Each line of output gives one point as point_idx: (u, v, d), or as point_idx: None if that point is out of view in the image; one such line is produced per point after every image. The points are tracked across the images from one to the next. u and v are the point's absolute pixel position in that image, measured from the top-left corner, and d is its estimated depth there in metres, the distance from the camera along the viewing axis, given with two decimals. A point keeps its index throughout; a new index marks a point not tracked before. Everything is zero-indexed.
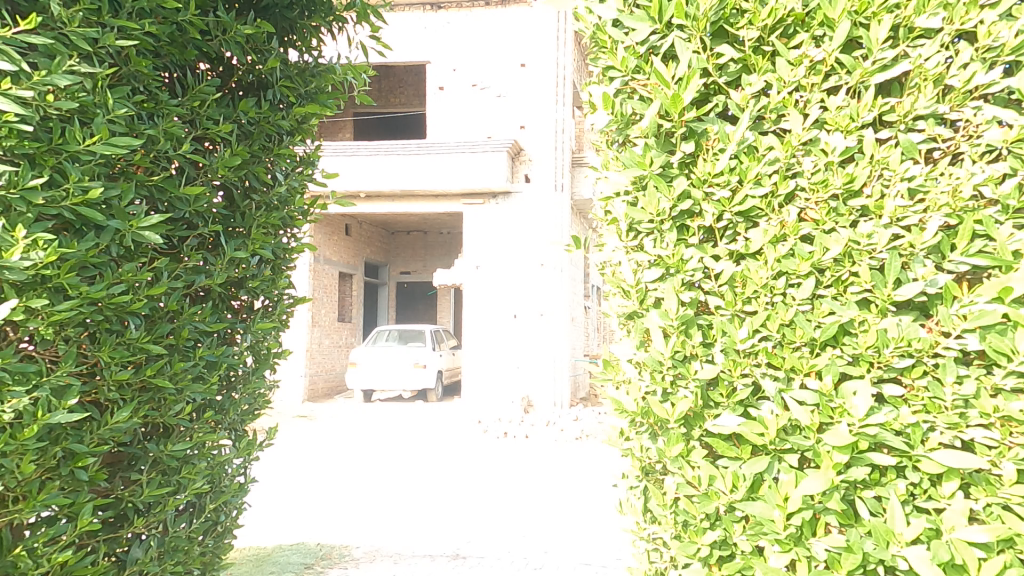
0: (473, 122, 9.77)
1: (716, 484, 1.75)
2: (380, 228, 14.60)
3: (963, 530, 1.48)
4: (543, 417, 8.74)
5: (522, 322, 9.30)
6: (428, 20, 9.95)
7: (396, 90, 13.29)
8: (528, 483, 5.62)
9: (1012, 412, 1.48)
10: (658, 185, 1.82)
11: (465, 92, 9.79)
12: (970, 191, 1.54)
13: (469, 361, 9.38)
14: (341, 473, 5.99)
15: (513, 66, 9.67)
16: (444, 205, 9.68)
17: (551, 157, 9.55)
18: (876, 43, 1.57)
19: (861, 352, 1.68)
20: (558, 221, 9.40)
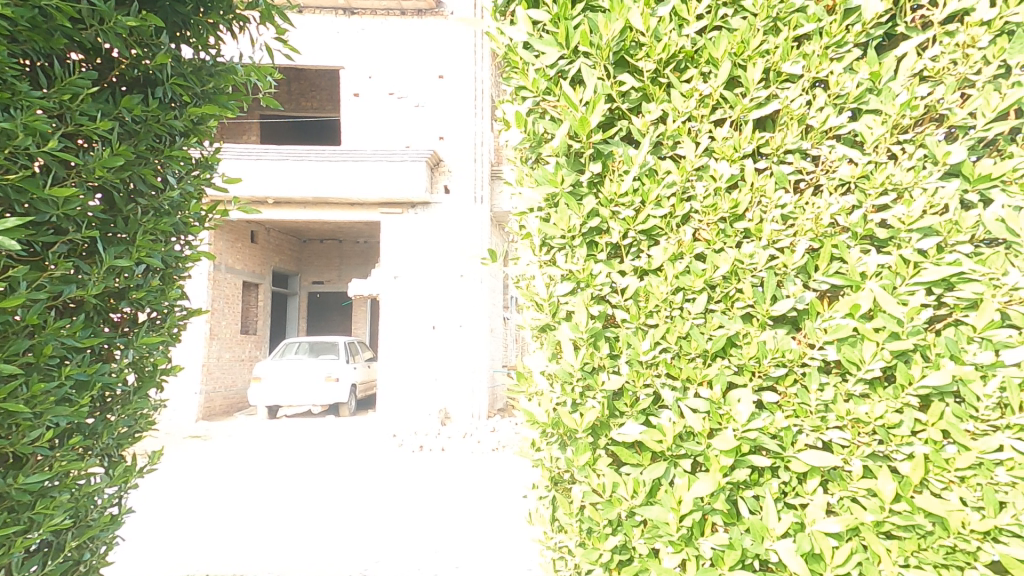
0: (392, 130, 9.56)
1: (618, 491, 1.83)
2: (291, 236, 14.17)
3: (821, 522, 1.65)
4: (461, 429, 8.64)
5: (441, 333, 9.16)
6: (340, 25, 9.68)
7: (311, 93, 12.98)
8: (451, 496, 5.60)
9: (860, 415, 1.67)
10: (568, 203, 1.90)
11: (380, 100, 9.55)
12: (828, 219, 1.74)
13: (385, 375, 9.06)
14: (251, 497, 5.59)
15: (430, 77, 9.58)
16: (361, 214, 9.50)
17: (471, 169, 9.55)
18: (752, 83, 1.73)
19: (745, 362, 1.83)
20: (480, 233, 9.37)
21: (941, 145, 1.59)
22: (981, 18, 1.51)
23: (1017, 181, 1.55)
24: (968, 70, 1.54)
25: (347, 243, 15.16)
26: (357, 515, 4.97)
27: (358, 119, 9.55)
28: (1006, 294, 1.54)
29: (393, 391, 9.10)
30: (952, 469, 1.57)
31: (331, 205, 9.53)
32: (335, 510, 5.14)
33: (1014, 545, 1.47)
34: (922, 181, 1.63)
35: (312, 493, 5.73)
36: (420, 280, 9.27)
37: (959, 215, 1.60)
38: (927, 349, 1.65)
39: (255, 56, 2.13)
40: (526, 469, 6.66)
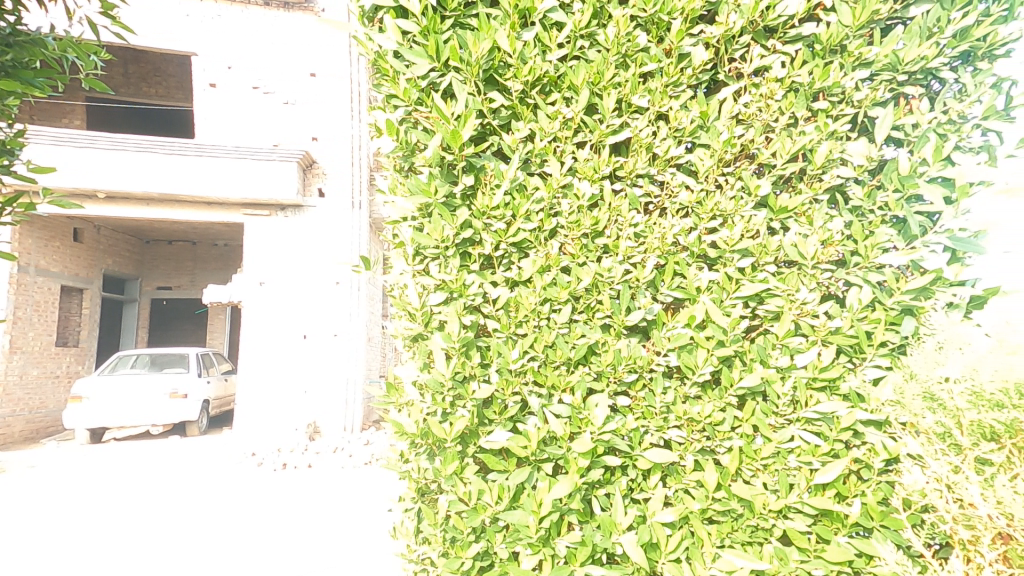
0: (260, 126, 8.84)
1: (483, 497, 1.86)
2: (132, 236, 12.79)
3: (659, 513, 1.82)
4: (331, 441, 8.10)
5: (311, 344, 8.54)
6: (192, 8, 8.83)
7: (152, 78, 11.88)
8: (339, 515, 5.28)
9: (693, 414, 1.88)
10: (441, 213, 1.91)
11: (244, 93, 8.81)
12: (671, 238, 1.93)
13: (245, 390, 8.27)
14: (97, 531, 4.80)
15: (302, 75, 8.97)
16: (217, 214, 8.72)
17: (347, 171, 9.05)
18: (608, 110, 1.89)
19: (602, 369, 1.97)
20: (357, 238, 8.90)
21: (754, 179, 1.86)
22: (777, 74, 1.76)
23: (806, 214, 1.83)
24: (769, 118, 1.80)
25: (200, 246, 13.84)
26: (225, 542, 4.49)
27: (219, 112, 8.73)
28: (799, 308, 1.83)
29: (253, 406, 8.30)
30: (759, 458, 1.81)
31: (196, 204, 8.71)
32: (201, 538, 4.59)
33: (798, 520, 1.74)
34: (741, 210, 1.88)
35: (179, 521, 5.07)
36: (288, 285, 8.59)
37: (766, 240, 1.86)
38: (744, 354, 1.89)
39: (71, 30, 1.98)
40: (395, 482, 6.50)
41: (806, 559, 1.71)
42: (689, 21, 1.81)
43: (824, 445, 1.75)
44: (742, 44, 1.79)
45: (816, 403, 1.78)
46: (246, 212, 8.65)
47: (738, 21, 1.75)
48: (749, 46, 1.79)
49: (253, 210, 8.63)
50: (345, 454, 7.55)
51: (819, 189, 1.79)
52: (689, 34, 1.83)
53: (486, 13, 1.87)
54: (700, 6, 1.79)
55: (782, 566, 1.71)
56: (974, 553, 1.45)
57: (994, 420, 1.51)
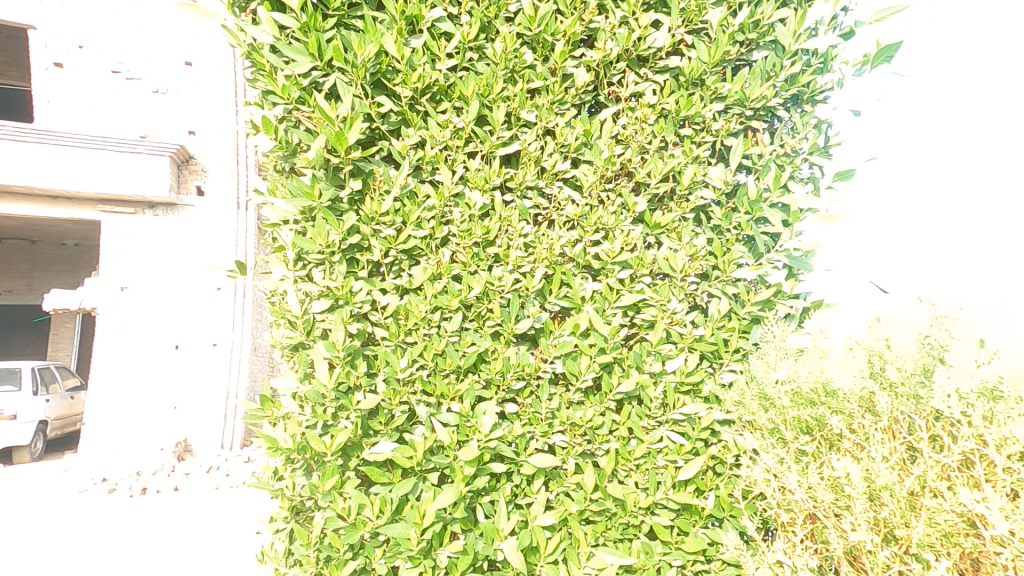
0: (127, 115, 8.03)
1: (363, 512, 1.80)
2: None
3: (540, 517, 1.87)
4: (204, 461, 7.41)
5: (182, 355, 7.83)
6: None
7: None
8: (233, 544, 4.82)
9: (576, 419, 1.96)
10: (325, 218, 1.84)
11: (104, 79, 7.98)
12: (559, 250, 2.01)
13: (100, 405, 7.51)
14: None
15: (175, 63, 8.16)
16: (67, 211, 7.81)
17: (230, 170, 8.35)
18: (498, 123, 1.93)
19: (491, 376, 2.00)
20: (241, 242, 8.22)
21: (632, 197, 1.98)
22: (649, 100, 1.90)
23: (677, 231, 1.98)
24: (644, 140, 1.94)
25: (59, 247, 13.17)
26: None
27: (79, 96, 7.94)
28: (670, 317, 1.98)
29: (111, 422, 7.52)
30: (632, 458, 1.93)
31: (71, 199, 7.80)
32: None
33: (663, 515, 1.87)
34: (621, 224, 2.00)
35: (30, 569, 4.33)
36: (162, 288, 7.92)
37: (643, 253, 1.99)
38: (623, 361, 2.00)
39: None
40: (270, 503, 6.02)
41: (667, 551, 1.84)
42: (571, 44, 1.90)
43: (687, 444, 1.90)
44: (619, 71, 1.91)
45: (682, 406, 1.93)
46: (105, 210, 7.83)
47: (614, 48, 1.86)
48: (625, 73, 1.92)
49: (115, 207, 7.83)
50: (219, 472, 6.85)
51: (686, 208, 1.95)
52: (572, 55, 1.92)
53: (372, 15, 1.84)
54: (580, 30, 1.89)
55: (647, 560, 1.83)
56: (791, 532, 1.68)
57: (809, 416, 1.68)
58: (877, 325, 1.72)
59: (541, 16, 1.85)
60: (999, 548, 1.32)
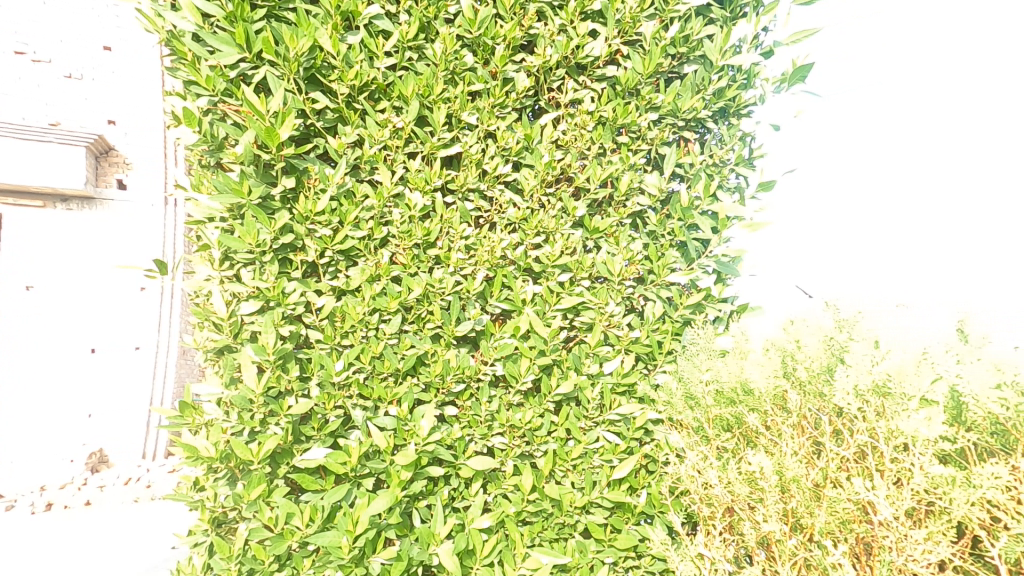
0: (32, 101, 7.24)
1: (291, 522, 1.73)
2: None
3: (476, 520, 1.87)
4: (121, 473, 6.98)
5: (100, 358, 7.39)
6: None
7: None
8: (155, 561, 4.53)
9: (515, 420, 1.97)
10: (255, 216, 1.76)
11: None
12: (500, 252, 2.02)
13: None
14: None
15: (93, 48, 7.57)
16: None
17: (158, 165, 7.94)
18: (438, 124, 1.92)
19: (430, 379, 1.98)
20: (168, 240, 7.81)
21: (572, 201, 2.02)
22: (588, 107, 1.94)
23: (615, 235, 2.03)
24: (583, 146, 1.98)
25: None
26: None
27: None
28: (608, 320, 2.02)
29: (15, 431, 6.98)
30: (569, 459, 1.97)
31: None
32: None
33: (597, 513, 1.92)
34: (561, 228, 2.03)
35: None
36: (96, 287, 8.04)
37: (582, 257, 2.03)
38: (562, 363, 2.03)
39: None
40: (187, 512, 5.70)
41: (600, 548, 1.88)
42: (511, 48, 1.92)
43: (622, 443, 1.95)
44: (558, 77, 1.94)
45: (619, 406, 1.98)
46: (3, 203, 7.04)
47: (553, 54, 1.89)
48: (564, 79, 1.95)
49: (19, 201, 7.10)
50: (139, 485, 6.56)
51: (623, 213, 2.00)
52: (512, 60, 1.93)
53: (305, 9, 1.78)
54: (520, 35, 1.90)
55: (581, 558, 1.87)
56: (711, 526, 1.77)
57: (728, 414, 1.79)
58: (790, 327, 1.84)
59: (481, 19, 1.85)
60: (886, 532, 1.51)
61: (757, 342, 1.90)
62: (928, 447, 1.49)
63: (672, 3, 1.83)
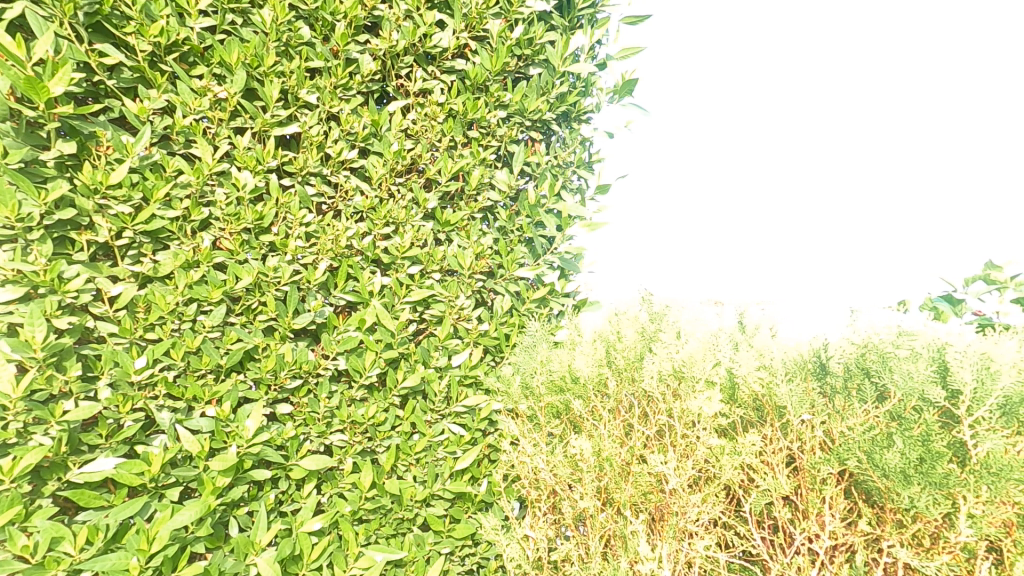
0: None
1: (59, 548, 1.46)
2: None
3: (306, 522, 1.77)
4: None
5: None
6: None
7: None
8: None
9: (356, 416, 1.90)
10: (16, 184, 1.45)
11: None
12: (345, 242, 1.92)
13: None
14: None
15: None
16: None
17: None
18: (271, 99, 1.76)
19: (260, 376, 1.82)
20: None
21: (423, 193, 1.99)
22: (437, 98, 1.93)
23: (466, 229, 2.05)
24: (433, 137, 1.96)
25: None
26: None
27: None
28: (458, 313, 2.04)
29: None
30: (413, 453, 1.95)
31: None
32: None
33: (437, 505, 1.93)
34: (411, 219, 2.00)
35: None
36: None
37: (433, 249, 2.03)
38: (410, 356, 2.00)
39: None
40: None
41: (438, 539, 1.91)
42: (354, 28, 1.84)
43: (466, 435, 1.99)
44: (406, 64, 1.90)
45: (465, 398, 2.02)
46: None
47: (399, 40, 1.85)
48: (413, 67, 1.92)
49: None
50: None
51: (474, 207, 2.03)
52: (356, 40, 1.85)
53: None
54: (363, 15, 1.84)
55: (417, 551, 1.88)
56: (537, 507, 1.88)
57: (556, 401, 1.92)
58: (615, 321, 2.04)
59: None
60: (673, 498, 1.76)
61: (589, 334, 2.08)
62: (707, 422, 1.76)
63: (516, 6, 1.91)
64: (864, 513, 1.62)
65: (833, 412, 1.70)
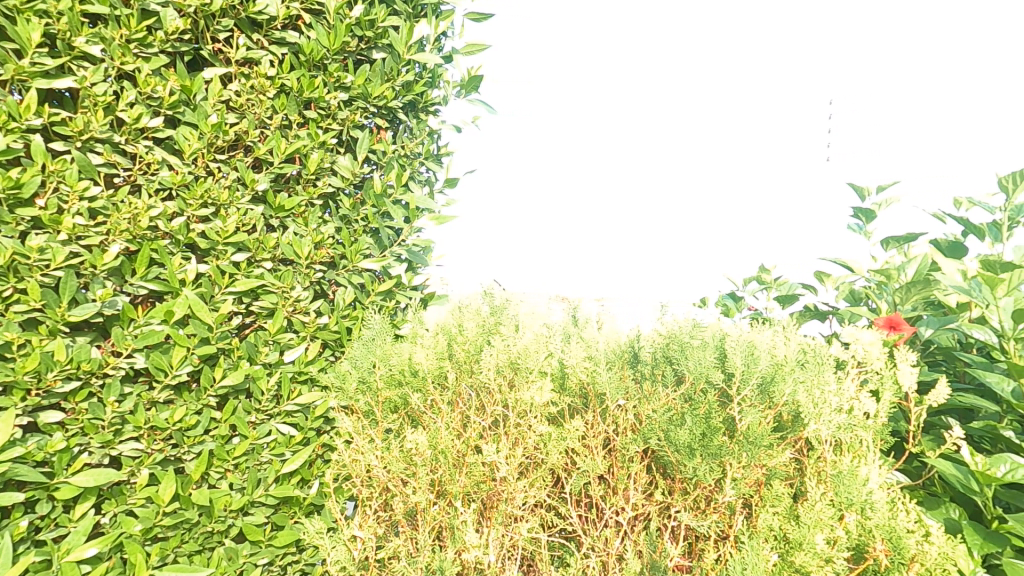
0: None
1: None
2: None
3: (74, 550, 1.52)
4: None
5: None
6: None
7: None
8: None
9: (155, 421, 1.66)
10: None
11: None
12: (146, 222, 1.65)
13: None
14: None
15: None
16: None
17: None
18: (29, 42, 1.47)
19: (14, 379, 1.49)
20: None
21: (250, 173, 1.80)
22: (265, 71, 1.76)
23: (304, 216, 1.91)
24: (261, 113, 1.78)
25: None
26: None
27: None
28: (293, 305, 1.91)
29: None
30: (231, 458, 1.77)
31: None
32: None
33: (257, 513, 1.80)
34: (235, 201, 1.80)
35: None
36: None
37: (263, 236, 1.85)
38: (232, 352, 1.82)
39: None
40: None
41: (255, 550, 1.80)
42: None
43: (297, 435, 1.87)
44: (226, 27, 1.73)
45: (298, 396, 1.89)
46: None
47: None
48: (233, 33, 1.75)
49: None
50: None
51: (312, 193, 1.91)
52: None
53: None
54: None
55: (227, 566, 1.75)
56: (368, 505, 1.83)
57: (394, 395, 1.88)
58: (459, 315, 2.05)
59: None
60: (500, 485, 1.81)
61: (433, 328, 2.06)
62: (538, 411, 1.83)
63: None
64: (660, 485, 1.82)
65: (641, 396, 1.89)
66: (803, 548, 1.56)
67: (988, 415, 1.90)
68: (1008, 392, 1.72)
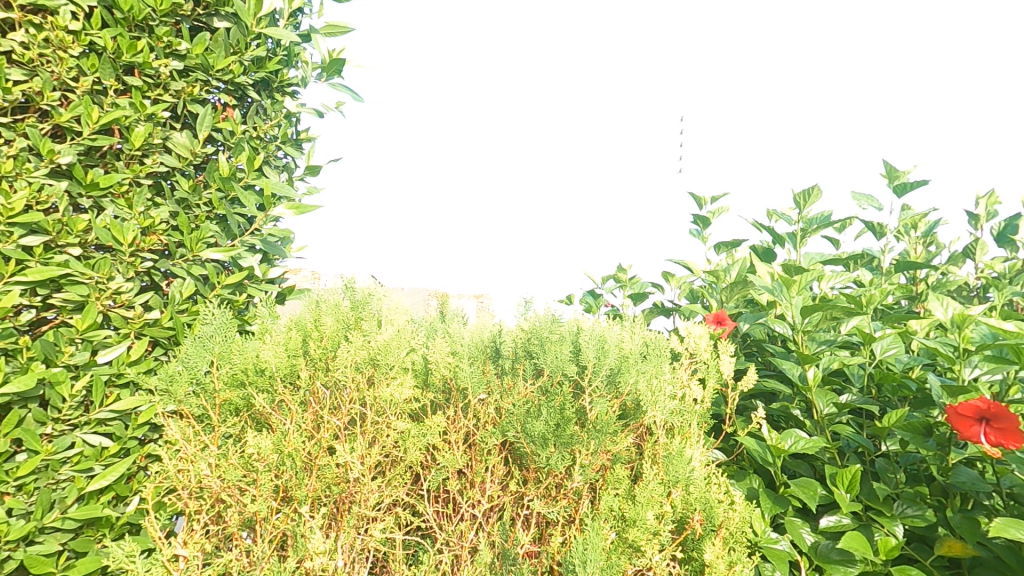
0: None
1: None
2: None
3: None
4: None
5: None
6: None
7: None
8: None
9: None
10: None
11: None
12: None
13: None
14: None
15: None
16: None
17: None
18: None
19: None
20: None
21: (48, 142, 1.90)
22: (70, 27, 1.95)
23: (126, 196, 2.00)
24: (62, 72, 1.96)
25: None
26: None
27: None
28: (107, 296, 1.96)
29: None
30: (18, 477, 1.84)
31: None
32: None
33: (49, 541, 1.90)
34: (25, 173, 1.88)
35: None
36: None
37: (70, 218, 1.91)
38: (24, 353, 1.85)
39: None
40: None
41: None
42: None
43: (111, 448, 1.96)
44: None
45: (113, 402, 1.95)
46: None
47: None
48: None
49: None
50: None
51: (137, 171, 2.01)
52: None
53: None
54: None
55: None
56: (196, 519, 1.66)
57: (236, 396, 1.73)
58: (316, 309, 1.94)
59: None
60: (352, 484, 1.72)
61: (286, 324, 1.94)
62: (396, 409, 1.80)
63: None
64: (515, 475, 1.88)
65: (503, 391, 1.94)
66: (635, 525, 1.69)
67: (784, 397, 2.40)
68: (795, 376, 2.23)
